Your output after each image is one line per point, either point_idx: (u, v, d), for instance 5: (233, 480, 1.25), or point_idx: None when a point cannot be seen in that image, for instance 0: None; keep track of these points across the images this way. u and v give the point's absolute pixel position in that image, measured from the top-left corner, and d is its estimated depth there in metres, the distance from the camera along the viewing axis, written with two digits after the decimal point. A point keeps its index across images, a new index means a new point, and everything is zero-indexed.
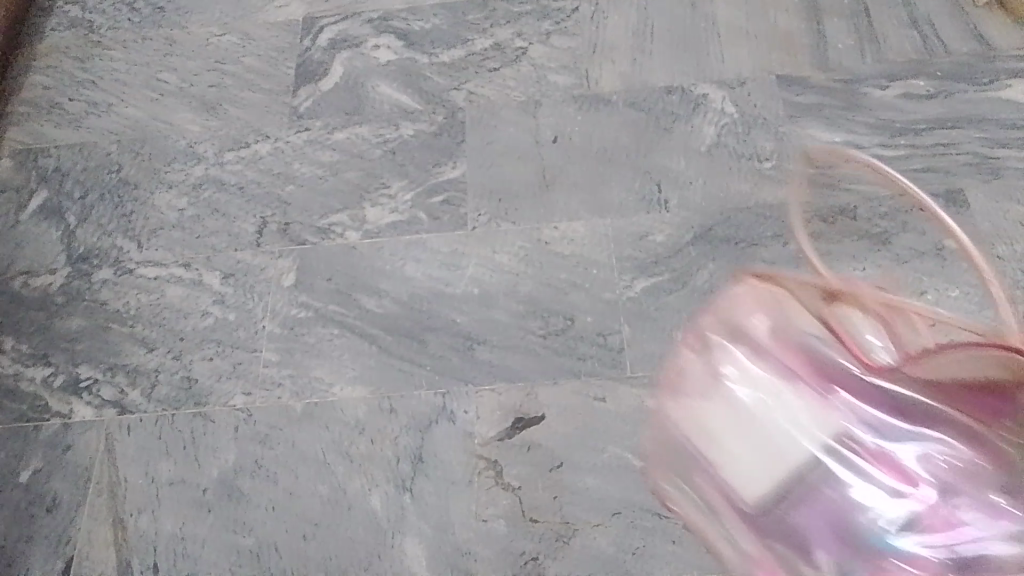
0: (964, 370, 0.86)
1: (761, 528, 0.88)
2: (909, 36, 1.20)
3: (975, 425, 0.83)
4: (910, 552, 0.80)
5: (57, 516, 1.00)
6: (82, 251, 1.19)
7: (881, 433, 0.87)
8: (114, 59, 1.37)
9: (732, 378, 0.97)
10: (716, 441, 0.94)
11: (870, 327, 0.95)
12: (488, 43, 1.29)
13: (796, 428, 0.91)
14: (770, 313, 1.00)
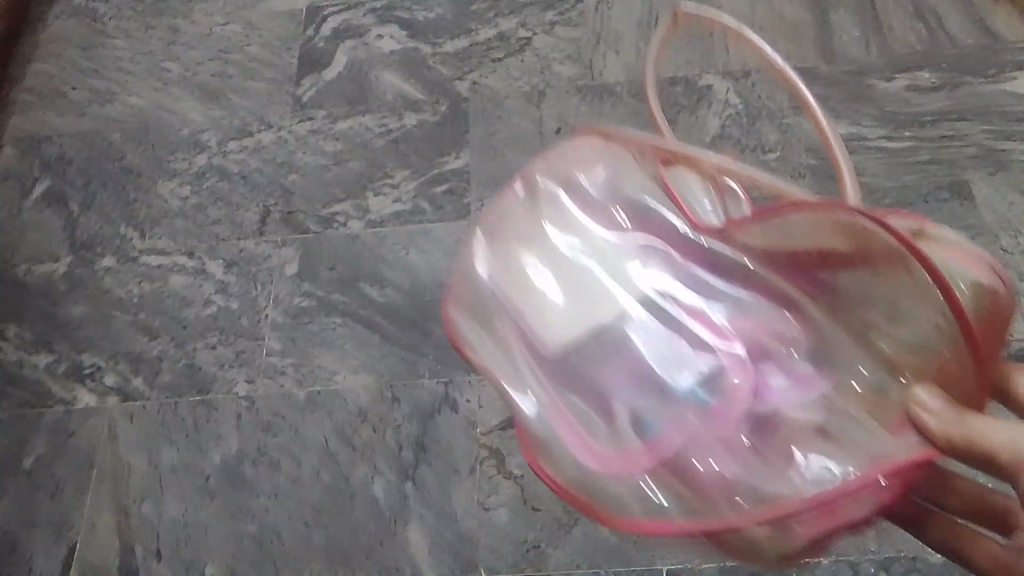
0: (805, 240, 0.63)
1: (562, 378, 0.68)
2: (915, 28, 1.20)
3: (801, 296, 0.66)
4: (704, 404, 0.65)
5: (60, 502, 1.01)
6: (85, 239, 1.19)
7: (700, 291, 0.71)
8: (118, 47, 1.37)
9: (550, 226, 0.76)
10: (519, 288, 0.73)
11: (700, 176, 0.71)
12: (492, 33, 1.29)
13: (615, 279, 0.72)
14: (597, 160, 0.77)
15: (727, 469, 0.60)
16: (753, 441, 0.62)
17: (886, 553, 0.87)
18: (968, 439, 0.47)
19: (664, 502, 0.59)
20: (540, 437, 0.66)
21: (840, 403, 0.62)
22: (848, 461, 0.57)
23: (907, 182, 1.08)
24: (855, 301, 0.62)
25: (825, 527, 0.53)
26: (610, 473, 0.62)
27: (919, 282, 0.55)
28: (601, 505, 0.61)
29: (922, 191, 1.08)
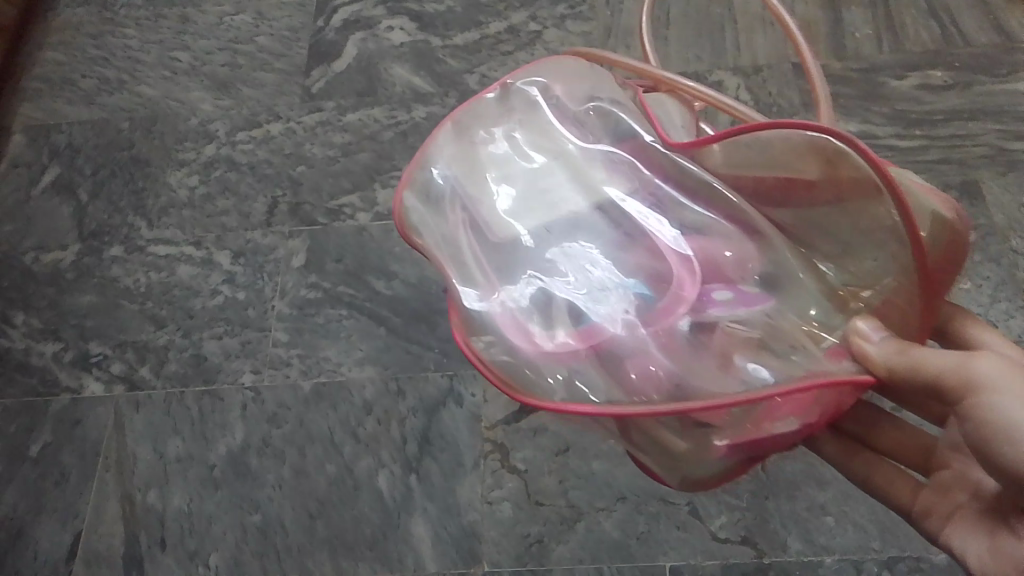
0: (768, 170, 0.60)
1: (507, 269, 0.68)
2: (928, 25, 1.19)
3: (761, 222, 0.63)
4: (644, 310, 0.63)
5: (66, 489, 1.01)
6: (93, 228, 1.19)
7: (659, 206, 0.67)
8: (128, 36, 1.37)
9: (518, 129, 0.74)
10: (479, 183, 0.72)
11: (681, 105, 0.70)
12: (501, 26, 1.28)
13: (575, 186, 0.70)
14: (580, 79, 0.74)
15: (653, 367, 0.59)
16: (686, 348, 0.60)
17: (890, 553, 0.87)
18: (909, 362, 0.51)
19: (585, 392, 0.59)
20: (470, 316, 0.66)
21: (784, 322, 0.59)
22: (777, 369, 0.56)
23: None
24: (812, 228, 0.60)
25: (746, 431, 0.57)
26: (536, 356, 0.62)
27: (881, 215, 0.53)
28: (517, 382, 0.61)
29: None
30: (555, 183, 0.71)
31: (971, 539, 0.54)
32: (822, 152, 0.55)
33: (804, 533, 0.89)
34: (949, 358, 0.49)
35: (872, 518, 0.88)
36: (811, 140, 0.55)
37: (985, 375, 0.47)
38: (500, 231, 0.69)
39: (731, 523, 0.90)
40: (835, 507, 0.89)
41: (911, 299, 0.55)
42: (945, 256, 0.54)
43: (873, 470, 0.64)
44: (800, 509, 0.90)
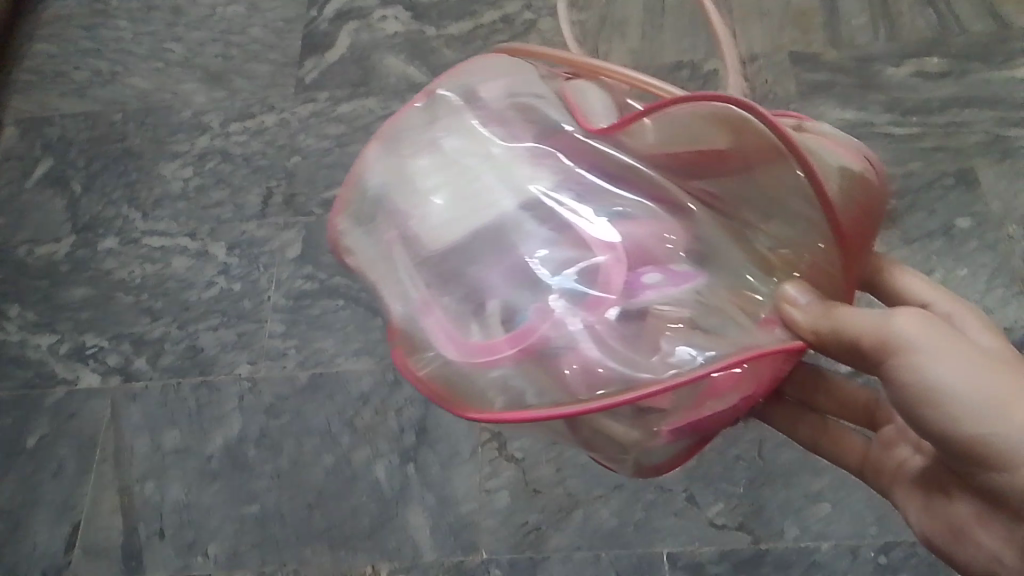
0: (685, 142, 0.58)
1: (438, 273, 0.64)
2: (923, 13, 1.19)
3: (686, 197, 0.61)
4: (576, 297, 0.59)
5: (63, 482, 1.01)
6: (87, 220, 1.19)
7: (584, 191, 0.64)
8: (120, 27, 1.36)
9: (446, 131, 0.70)
10: (403, 187, 0.68)
11: (604, 91, 0.65)
12: (496, 16, 1.28)
13: (503, 179, 0.65)
14: (503, 77, 0.71)
15: (587, 358, 0.56)
16: (624, 339, 0.57)
17: (886, 538, 0.87)
18: (833, 327, 0.51)
19: (524, 393, 0.56)
20: (409, 329, 0.64)
21: (719, 300, 0.57)
22: (706, 346, 0.54)
23: (912, 168, 1.08)
24: (735, 202, 0.58)
25: (684, 416, 0.56)
26: (470, 361, 0.59)
27: (791, 179, 0.52)
28: (455, 394, 0.59)
29: (928, 178, 1.07)
30: (482, 176, 0.66)
31: (909, 500, 0.59)
32: (724, 116, 0.53)
33: (800, 519, 0.89)
34: (869, 320, 0.50)
35: (868, 504, 0.89)
36: (715, 108, 0.53)
37: (900, 336, 0.49)
38: (425, 231, 0.65)
39: (727, 510, 0.90)
40: (831, 493, 0.90)
41: (831, 260, 0.53)
42: (861, 213, 0.53)
43: (823, 433, 0.68)
44: (797, 496, 0.90)
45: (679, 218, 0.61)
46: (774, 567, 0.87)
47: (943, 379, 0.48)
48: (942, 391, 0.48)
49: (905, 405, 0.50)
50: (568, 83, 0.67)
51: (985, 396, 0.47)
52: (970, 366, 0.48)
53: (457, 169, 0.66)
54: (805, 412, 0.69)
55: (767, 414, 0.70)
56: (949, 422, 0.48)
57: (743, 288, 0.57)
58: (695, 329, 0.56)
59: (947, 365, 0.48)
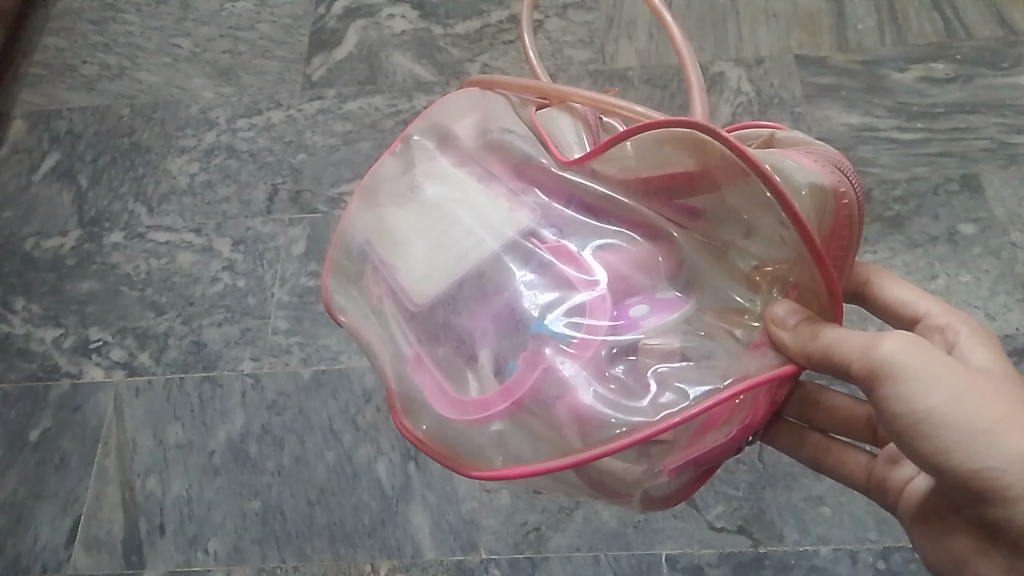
0: (654, 167, 0.55)
1: (424, 329, 0.59)
2: (931, 18, 1.19)
3: (667, 223, 0.56)
4: (561, 339, 0.53)
5: (66, 475, 1.02)
6: (94, 214, 1.19)
7: (564, 225, 0.58)
8: (129, 22, 1.37)
9: (422, 176, 0.65)
10: (386, 241, 0.63)
11: (574, 117, 0.63)
12: (504, 15, 1.28)
13: (480, 220, 0.59)
14: (473, 113, 0.67)
15: (582, 404, 0.51)
16: (618, 383, 0.52)
17: (886, 543, 0.87)
18: (820, 347, 0.50)
19: (524, 445, 0.53)
20: (402, 394, 0.60)
21: (705, 325, 0.53)
22: (701, 380, 0.51)
23: (918, 174, 1.08)
24: (715, 225, 0.54)
25: (687, 446, 0.53)
26: (464, 420, 0.55)
27: (758, 198, 0.49)
28: (458, 453, 0.56)
29: (934, 183, 1.07)
30: (460, 219, 0.60)
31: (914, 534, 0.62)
32: (687, 140, 0.51)
33: (800, 523, 0.89)
34: (855, 341, 0.52)
35: (869, 509, 0.89)
36: (675, 133, 0.51)
37: (887, 359, 0.51)
38: (404, 283, 0.60)
39: (728, 513, 0.90)
40: (831, 498, 0.90)
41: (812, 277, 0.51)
42: (833, 226, 0.53)
43: (827, 451, 0.69)
44: (797, 499, 0.90)
45: (662, 245, 0.56)
46: (774, 570, 0.87)
47: (930, 404, 0.51)
48: (928, 415, 0.51)
49: (892, 426, 0.53)
50: (539, 113, 0.64)
51: (973, 420, 0.50)
52: (956, 393, 0.51)
53: (434, 214, 0.61)
54: (807, 430, 0.70)
55: (773, 434, 0.70)
56: (935, 446, 0.51)
57: (730, 307, 0.54)
58: (688, 361, 0.52)
59: (934, 391, 0.51)
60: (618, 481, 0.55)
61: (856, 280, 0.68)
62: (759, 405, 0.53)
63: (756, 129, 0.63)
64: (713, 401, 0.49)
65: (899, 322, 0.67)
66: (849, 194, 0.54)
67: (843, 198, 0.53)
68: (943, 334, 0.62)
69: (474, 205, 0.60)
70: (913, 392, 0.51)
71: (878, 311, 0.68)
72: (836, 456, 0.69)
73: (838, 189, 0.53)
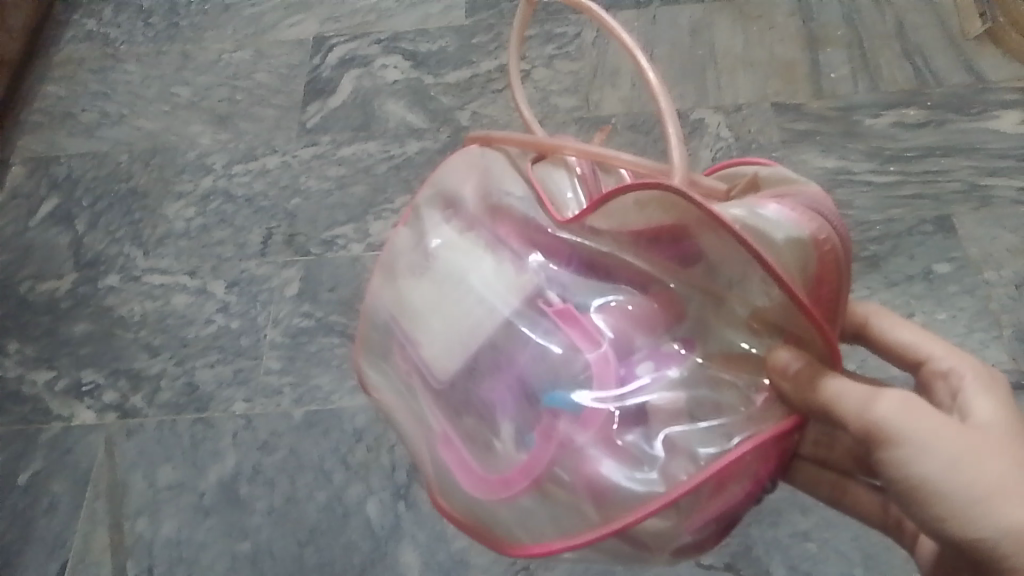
0: (640, 220, 0.55)
1: (449, 402, 0.62)
2: (903, 67, 1.24)
3: (663, 273, 0.57)
4: (573, 409, 0.56)
5: (56, 517, 1.02)
6: (90, 257, 1.21)
7: (567, 285, 0.62)
8: (129, 71, 1.41)
9: (432, 247, 0.67)
10: (407, 316, 0.65)
11: (569, 170, 0.65)
12: (492, 65, 1.33)
13: (495, 291, 0.62)
14: (473, 174, 0.70)
15: (598, 476, 0.54)
16: (633, 448, 0.54)
17: None
18: (818, 403, 0.51)
19: (548, 517, 0.55)
20: (436, 468, 0.63)
21: (707, 379, 0.55)
22: (706, 442, 0.52)
23: (894, 216, 1.11)
24: (705, 275, 0.55)
25: (709, 506, 0.52)
26: (493, 499, 0.58)
27: (737, 254, 0.50)
28: (496, 531, 0.58)
29: (909, 224, 1.10)
30: (471, 288, 0.63)
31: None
32: (667, 201, 0.52)
33: (787, 560, 0.90)
34: (854, 401, 0.52)
35: (854, 545, 0.90)
36: (656, 194, 0.52)
37: (885, 423, 0.52)
38: (427, 359, 0.63)
39: (716, 550, 0.91)
40: (818, 534, 0.91)
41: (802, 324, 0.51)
42: (818, 274, 0.52)
43: (843, 491, 0.67)
44: (783, 536, 0.91)
45: (658, 295, 0.58)
46: None
47: (927, 471, 0.52)
48: (926, 482, 0.52)
49: (894, 487, 0.54)
50: (535, 167, 0.66)
51: (971, 487, 0.51)
52: (954, 460, 0.51)
53: (448, 286, 0.64)
54: (822, 469, 0.66)
55: (791, 475, 0.66)
56: (934, 512, 0.53)
57: (732, 354, 0.55)
58: (695, 423, 0.53)
59: (933, 458, 0.52)
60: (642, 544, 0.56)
61: (855, 321, 0.67)
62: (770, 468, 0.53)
63: (743, 167, 0.64)
64: (714, 469, 0.50)
65: (907, 365, 0.65)
66: (831, 240, 0.53)
67: (826, 245, 0.52)
68: (948, 380, 0.61)
69: (484, 274, 0.63)
70: (913, 458, 0.52)
71: (883, 352, 0.67)
72: (852, 496, 0.67)
73: (819, 238, 0.52)
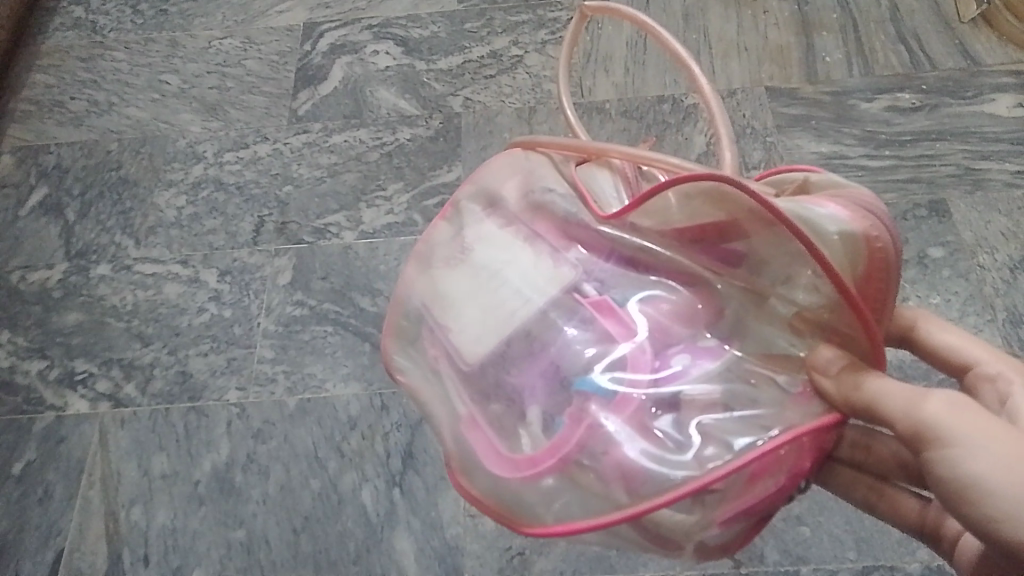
0: (685, 215, 0.56)
1: (479, 391, 0.59)
2: (896, 51, 1.23)
3: (706, 272, 0.57)
4: (606, 394, 0.54)
5: (50, 507, 1.01)
6: (81, 247, 1.21)
7: (607, 281, 0.60)
8: (117, 59, 1.39)
9: (472, 238, 0.66)
10: (441, 307, 0.64)
11: (614, 173, 0.64)
12: (484, 51, 1.32)
13: (530, 282, 0.60)
14: (515, 176, 0.68)
15: (626, 459, 0.51)
16: (666, 437, 0.52)
17: (865, 562, 0.89)
18: (861, 399, 0.50)
19: (574, 503, 0.52)
20: (458, 455, 0.60)
21: (746, 373, 0.53)
22: (741, 432, 0.51)
23: (888, 200, 1.11)
24: (751, 273, 0.54)
25: (738, 499, 0.51)
26: (513, 476, 0.55)
27: (790, 248, 0.50)
28: (510, 512, 0.56)
29: (902, 209, 1.10)
30: (506, 277, 0.61)
31: None
32: (715, 194, 0.52)
33: (781, 544, 0.90)
34: (898, 398, 0.50)
35: (848, 528, 0.90)
36: (706, 188, 0.52)
37: (930, 421, 0.49)
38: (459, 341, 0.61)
39: None
40: (811, 518, 0.91)
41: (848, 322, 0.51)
42: (867, 270, 0.52)
43: (881, 496, 0.64)
44: (777, 520, 0.91)
45: (701, 294, 0.57)
46: None
47: (975, 470, 0.48)
48: (975, 482, 0.48)
49: (941, 491, 0.50)
50: (580, 169, 0.65)
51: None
52: (1009, 459, 0.47)
53: (482, 277, 0.62)
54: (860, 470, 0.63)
55: (826, 479, 0.63)
56: (985, 516, 0.48)
57: (773, 352, 0.54)
58: (729, 412, 0.52)
59: (982, 455, 0.48)
60: (668, 534, 0.54)
61: (901, 325, 0.63)
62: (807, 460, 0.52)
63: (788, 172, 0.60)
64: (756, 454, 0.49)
65: (951, 370, 0.62)
66: (882, 240, 0.53)
67: (877, 243, 0.52)
68: (996, 385, 0.58)
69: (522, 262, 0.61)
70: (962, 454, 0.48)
71: (928, 358, 0.63)
72: (891, 500, 0.64)
73: (869, 236, 0.52)
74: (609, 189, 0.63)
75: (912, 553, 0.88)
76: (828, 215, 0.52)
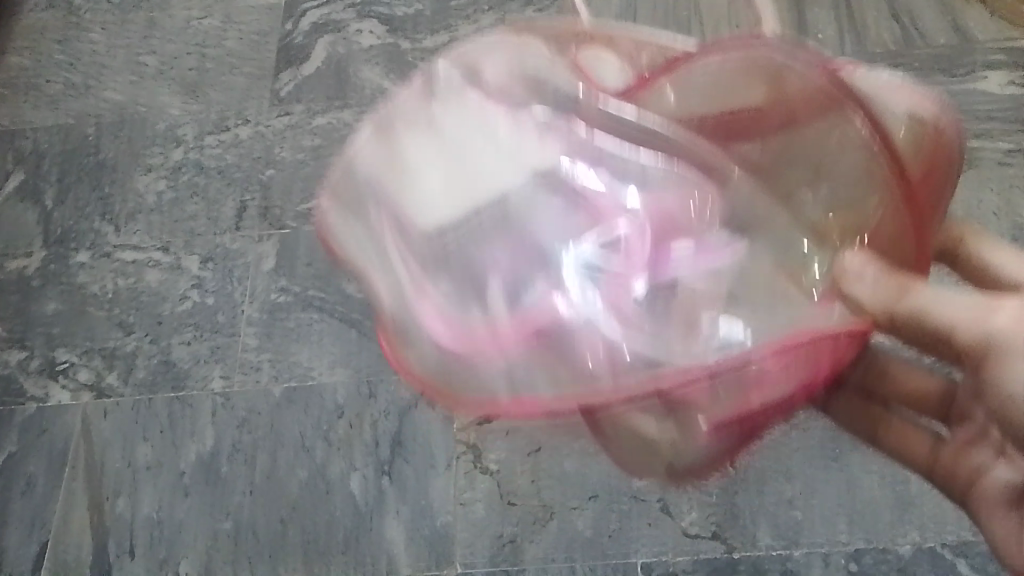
0: (716, 95, 0.64)
1: (430, 255, 0.67)
2: (890, 27, 1.21)
3: (716, 157, 0.66)
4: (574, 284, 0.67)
5: (33, 499, 1.00)
6: (59, 233, 1.18)
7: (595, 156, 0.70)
8: (93, 40, 1.36)
9: (444, 106, 0.70)
10: (404, 169, 0.69)
11: (617, 50, 0.69)
12: (471, 29, 1.29)
13: (506, 156, 0.70)
14: (504, 46, 0.70)
15: (605, 344, 0.62)
16: (644, 327, 0.63)
17: (857, 544, 0.88)
18: (906, 308, 0.49)
19: (542, 372, 0.59)
20: (395, 321, 0.64)
21: (750, 270, 0.63)
22: (736, 321, 0.59)
23: None
24: (785, 147, 0.62)
25: (731, 404, 0.54)
26: (451, 347, 0.61)
27: (835, 134, 0.57)
28: (450, 386, 0.59)
29: None
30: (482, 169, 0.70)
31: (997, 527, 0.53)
32: (746, 62, 0.60)
33: (773, 527, 0.90)
34: (964, 307, 0.47)
35: (840, 510, 0.90)
36: (749, 57, 0.59)
37: (994, 331, 0.46)
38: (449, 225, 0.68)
39: (702, 518, 0.90)
40: (803, 500, 0.90)
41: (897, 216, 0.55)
42: (931, 151, 0.57)
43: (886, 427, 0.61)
44: (769, 503, 0.91)
45: (713, 176, 0.66)
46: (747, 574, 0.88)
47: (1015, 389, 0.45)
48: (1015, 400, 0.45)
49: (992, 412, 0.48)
50: (582, 50, 0.69)
51: None
52: None
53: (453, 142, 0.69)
54: (871, 404, 0.61)
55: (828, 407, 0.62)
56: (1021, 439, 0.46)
57: (794, 268, 0.61)
58: (695, 291, 0.64)
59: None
60: (632, 433, 0.58)
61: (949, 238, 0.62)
62: (825, 354, 0.54)
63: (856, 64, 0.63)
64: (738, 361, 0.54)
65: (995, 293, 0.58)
66: (948, 128, 0.58)
67: (942, 129, 0.57)
68: None
69: (496, 124, 0.69)
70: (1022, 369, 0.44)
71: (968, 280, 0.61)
72: (899, 433, 0.60)
73: (937, 125, 0.57)
74: (605, 63, 0.69)
75: (904, 534, 0.88)
76: (894, 102, 0.58)
